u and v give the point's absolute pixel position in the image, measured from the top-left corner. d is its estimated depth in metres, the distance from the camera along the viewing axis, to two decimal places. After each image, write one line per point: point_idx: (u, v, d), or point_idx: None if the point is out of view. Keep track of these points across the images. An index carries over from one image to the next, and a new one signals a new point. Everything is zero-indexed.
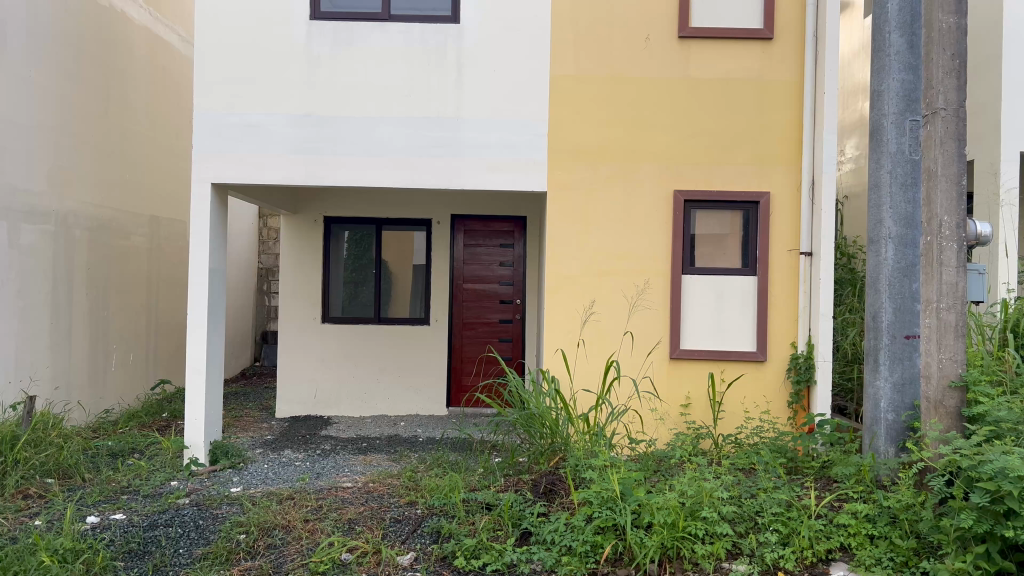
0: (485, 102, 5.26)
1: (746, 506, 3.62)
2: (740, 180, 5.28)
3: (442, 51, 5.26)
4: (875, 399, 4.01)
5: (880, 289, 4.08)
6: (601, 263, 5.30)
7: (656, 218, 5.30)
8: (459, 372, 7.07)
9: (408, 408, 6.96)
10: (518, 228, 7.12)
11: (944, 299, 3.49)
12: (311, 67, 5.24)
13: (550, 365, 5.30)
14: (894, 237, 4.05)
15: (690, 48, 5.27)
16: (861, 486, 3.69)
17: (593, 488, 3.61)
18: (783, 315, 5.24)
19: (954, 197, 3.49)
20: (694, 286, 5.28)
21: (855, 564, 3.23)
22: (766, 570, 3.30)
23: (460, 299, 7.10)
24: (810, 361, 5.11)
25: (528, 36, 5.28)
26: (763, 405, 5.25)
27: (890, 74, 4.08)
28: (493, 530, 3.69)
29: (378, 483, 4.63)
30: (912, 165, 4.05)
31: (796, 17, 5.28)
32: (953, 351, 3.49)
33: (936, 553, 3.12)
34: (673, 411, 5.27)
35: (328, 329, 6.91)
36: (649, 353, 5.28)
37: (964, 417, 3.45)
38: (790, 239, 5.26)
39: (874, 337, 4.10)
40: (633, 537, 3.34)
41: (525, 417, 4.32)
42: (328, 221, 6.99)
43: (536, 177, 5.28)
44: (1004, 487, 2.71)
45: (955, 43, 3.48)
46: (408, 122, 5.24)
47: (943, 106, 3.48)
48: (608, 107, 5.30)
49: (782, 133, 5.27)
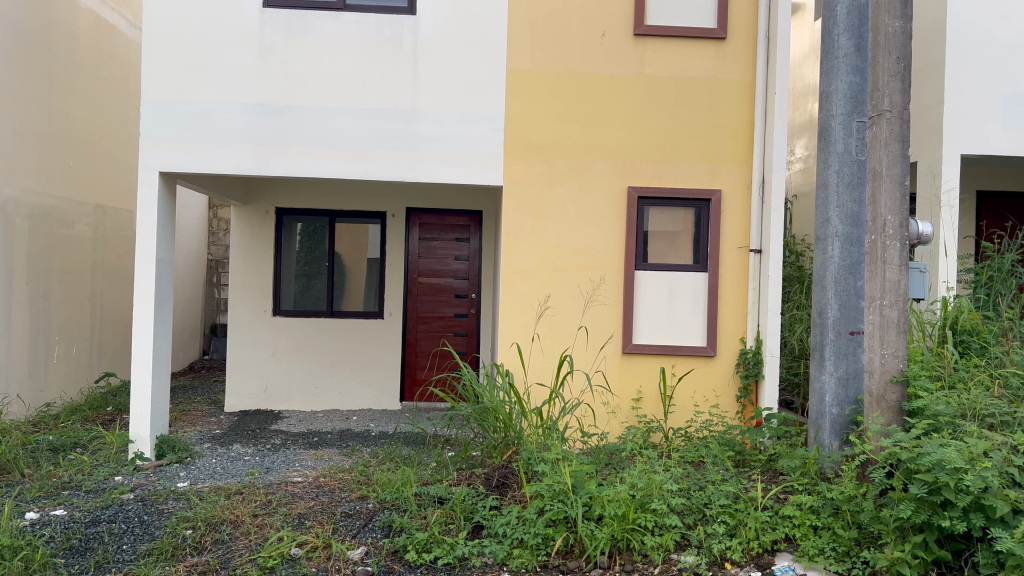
0: (441, 95, 5.23)
1: (695, 498, 3.68)
2: (692, 177, 5.36)
3: (398, 43, 5.22)
4: (821, 393, 4.10)
5: (826, 286, 4.17)
6: (557, 258, 5.32)
7: (611, 213, 5.35)
8: (413, 366, 7.08)
9: (361, 402, 6.89)
10: (474, 222, 7.11)
11: (887, 296, 3.60)
12: (264, 55, 5.15)
13: (505, 359, 5.29)
14: (841, 235, 4.14)
15: (645, 46, 5.32)
16: (806, 478, 3.79)
17: (545, 482, 3.64)
18: (732, 311, 5.34)
19: (897, 197, 3.60)
20: (647, 281, 5.35)
21: (798, 554, 3.33)
22: (713, 562, 3.36)
23: (415, 293, 7.08)
24: (758, 357, 5.20)
25: (486, 30, 5.27)
26: (713, 400, 5.33)
27: (839, 76, 4.15)
28: (445, 524, 3.68)
29: (329, 478, 4.58)
30: (858, 166, 4.13)
31: (749, 18, 5.36)
32: (894, 346, 3.60)
33: (876, 543, 3.23)
34: (625, 404, 5.32)
35: (279, 322, 6.82)
36: (602, 347, 5.32)
37: (905, 411, 3.56)
38: (740, 236, 5.36)
39: (820, 333, 4.19)
40: (584, 530, 3.39)
41: (479, 410, 4.32)
42: (279, 213, 6.89)
43: (491, 172, 5.27)
44: (941, 479, 2.82)
45: (900, 47, 3.58)
46: (363, 114, 5.18)
47: (889, 108, 3.58)
48: (565, 103, 5.32)
49: (733, 132, 5.37)
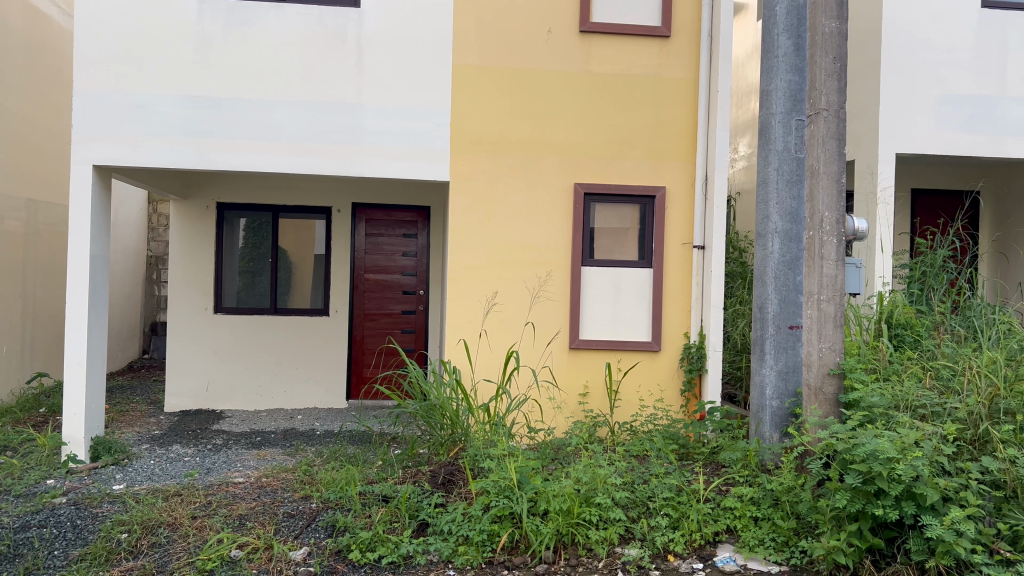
0: (386, 89, 5.17)
1: (639, 491, 3.73)
2: (637, 174, 5.40)
3: (341, 35, 5.14)
4: (761, 386, 4.17)
5: (766, 281, 4.24)
6: (504, 253, 5.31)
7: (557, 209, 5.36)
8: (359, 363, 7.00)
9: (306, 401, 6.79)
10: (421, 217, 7.08)
11: (824, 291, 3.68)
12: (202, 46, 5.03)
13: (452, 356, 5.26)
14: (780, 231, 4.21)
15: (591, 43, 5.34)
16: (747, 470, 3.87)
17: (490, 478, 3.62)
18: (676, 306, 5.41)
19: (834, 194, 3.68)
20: (593, 277, 5.38)
21: (739, 545, 3.39)
22: (657, 554, 3.40)
23: (362, 289, 6.98)
24: (702, 351, 5.28)
25: (432, 24, 5.23)
26: (658, 394, 5.39)
27: (779, 75, 4.23)
28: (390, 523, 3.64)
29: (272, 478, 4.50)
30: (797, 163, 4.22)
31: (692, 17, 5.42)
32: (832, 340, 3.70)
33: (813, 532, 3.31)
34: (571, 400, 5.33)
35: (221, 320, 6.67)
36: (549, 343, 5.34)
37: (841, 403, 3.65)
38: (684, 232, 5.42)
39: (761, 327, 4.26)
40: (529, 525, 3.40)
41: (426, 407, 4.28)
42: (220, 208, 6.75)
43: (438, 167, 5.24)
44: (874, 469, 2.89)
45: (836, 47, 3.67)
46: (307, 108, 5.10)
47: (826, 107, 3.66)
48: (511, 99, 5.32)
49: (678, 129, 5.43)
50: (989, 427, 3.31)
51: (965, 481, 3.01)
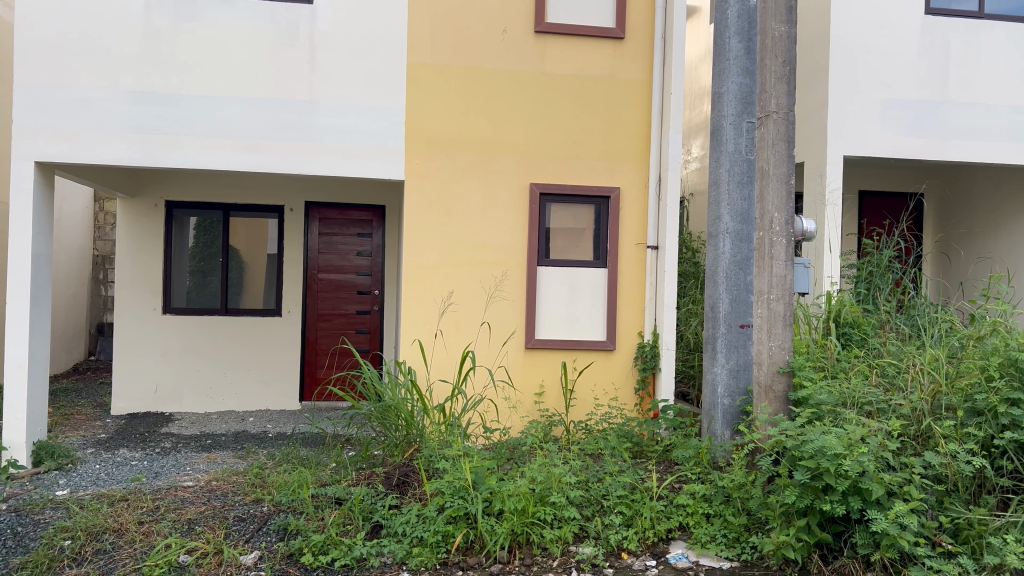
0: (339, 87, 5.12)
1: (593, 489, 3.75)
2: (592, 175, 5.43)
3: (294, 32, 5.08)
4: (713, 384, 4.23)
5: (718, 281, 4.30)
6: (459, 253, 5.30)
7: (512, 209, 5.36)
8: (312, 364, 6.91)
9: (258, 403, 6.68)
10: (376, 216, 7.02)
11: (774, 290, 3.75)
12: (150, 41, 4.92)
13: (407, 356, 5.23)
14: (731, 232, 4.27)
15: (546, 43, 5.36)
16: (699, 467, 3.92)
17: (445, 479, 3.60)
18: (631, 306, 5.45)
19: (783, 195, 3.75)
20: (549, 277, 5.39)
21: (691, 542, 3.44)
22: (611, 552, 3.42)
23: (315, 290, 6.90)
24: (655, 350, 5.34)
25: (386, 22, 5.19)
26: (612, 392, 5.43)
27: (730, 77, 4.29)
28: (343, 525, 3.60)
29: (222, 481, 4.42)
30: (747, 165, 4.28)
31: (645, 19, 5.47)
32: (781, 339, 3.76)
33: (763, 528, 3.37)
34: (527, 399, 5.34)
35: (169, 321, 6.53)
36: (504, 343, 5.34)
37: (790, 400, 3.72)
38: (638, 233, 5.47)
39: (712, 326, 4.32)
40: (484, 526, 3.39)
41: (380, 409, 4.20)
42: (169, 206, 6.61)
43: (392, 166, 5.19)
44: (823, 465, 2.95)
45: (786, 51, 3.74)
46: (258, 105, 5.02)
47: (776, 109, 3.73)
48: (466, 98, 5.30)
49: (632, 130, 5.47)
50: (932, 422, 3.40)
51: (909, 475, 3.09)
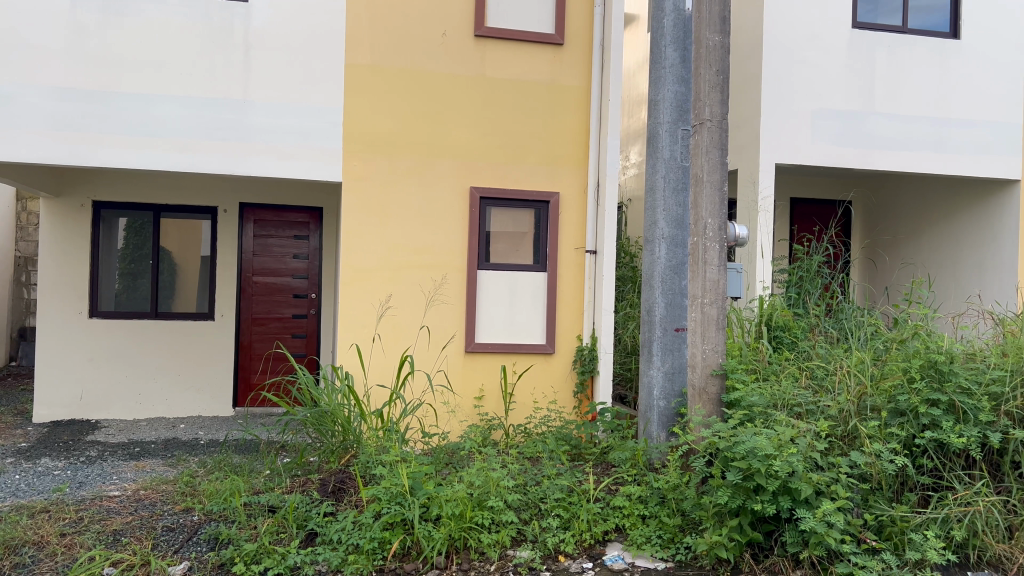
0: (275, 87, 5.03)
1: (531, 493, 3.75)
2: (531, 179, 5.46)
3: (228, 30, 4.97)
4: (649, 387, 4.28)
5: (654, 285, 4.37)
6: (398, 256, 5.26)
7: (452, 213, 5.34)
8: (246, 370, 6.77)
9: (189, 409, 6.50)
10: (313, 218, 6.91)
11: (707, 294, 3.82)
12: (76, 35, 4.76)
13: (344, 360, 5.17)
14: (667, 237, 4.34)
15: (486, 48, 5.36)
16: (635, 469, 3.97)
17: (382, 485, 3.54)
18: (570, 310, 5.49)
19: (716, 201, 3.83)
20: (489, 281, 5.39)
21: (627, 543, 3.47)
22: (548, 555, 3.44)
23: (250, 293, 6.77)
24: (594, 353, 5.37)
25: (323, 21, 5.12)
26: (551, 396, 5.45)
27: (666, 85, 4.37)
28: (276, 533, 3.53)
29: (151, 490, 4.28)
30: (683, 171, 4.36)
31: (584, 26, 5.53)
32: (714, 342, 3.83)
33: (697, 528, 3.43)
34: (466, 403, 5.33)
35: (96, 324, 6.31)
36: (443, 347, 5.31)
37: (723, 403, 3.80)
38: (577, 237, 5.51)
39: (648, 329, 4.38)
40: (421, 532, 3.36)
41: (316, 415, 4.15)
42: (97, 207, 6.39)
43: (330, 168, 5.13)
44: (754, 466, 3.02)
45: (719, 60, 3.83)
46: (190, 103, 4.89)
47: (710, 117, 3.81)
48: (405, 100, 5.27)
49: (571, 136, 5.52)
50: (857, 423, 3.50)
51: (836, 475, 3.18)
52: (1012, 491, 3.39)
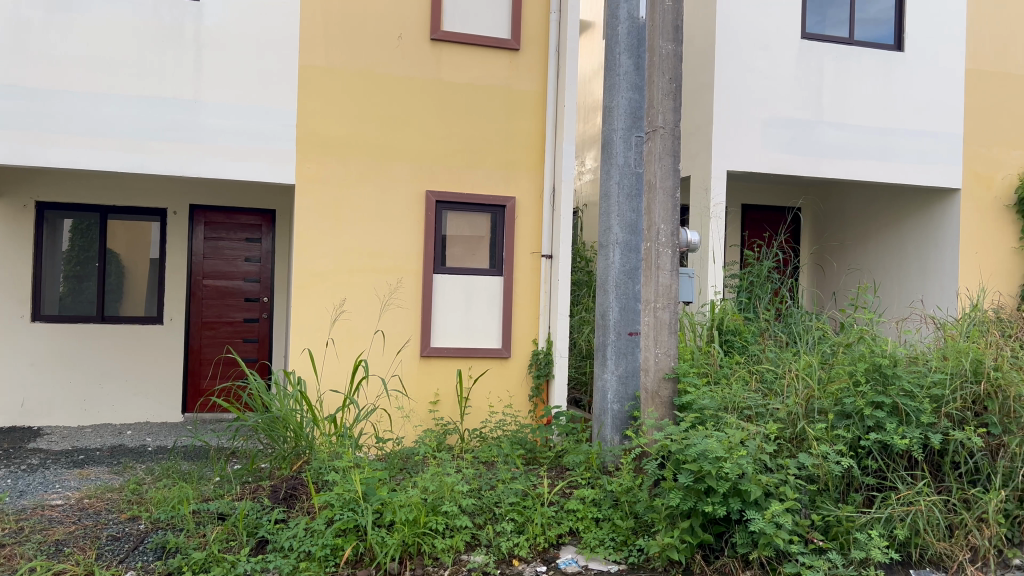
0: (227, 88, 4.96)
1: (485, 497, 3.75)
2: (487, 183, 5.46)
3: (179, 29, 4.88)
4: (604, 391, 4.31)
5: (608, 290, 4.40)
6: (352, 260, 5.22)
7: (407, 216, 5.32)
8: (196, 375, 6.64)
9: (136, 416, 6.35)
10: (266, 221, 6.82)
11: (660, 299, 3.87)
12: (19, 31, 4.62)
13: (296, 365, 5.10)
14: (621, 242, 4.38)
15: (441, 51, 5.36)
16: (589, 472, 4.01)
17: (335, 490, 3.52)
18: (525, 314, 5.51)
19: (669, 207, 3.88)
20: (444, 285, 5.38)
21: (581, 546, 3.49)
22: (502, 560, 3.43)
23: (200, 296, 6.65)
24: (549, 357, 5.42)
25: (277, 22, 5.06)
26: (507, 400, 5.46)
27: (620, 92, 4.41)
28: (226, 541, 3.47)
29: (95, 498, 4.17)
30: (636, 177, 4.41)
31: (540, 32, 5.56)
32: (667, 346, 3.89)
33: (649, 531, 3.46)
34: (420, 408, 5.30)
35: (39, 329, 6.12)
36: (398, 352, 5.29)
37: (675, 406, 3.84)
38: (533, 241, 5.53)
39: (602, 334, 4.42)
40: (374, 538, 3.34)
41: (267, 420, 4.10)
42: (40, 207, 6.21)
43: (283, 170, 5.07)
44: (705, 468, 3.06)
45: (672, 69, 3.89)
46: (139, 104, 4.79)
47: (662, 124, 3.86)
48: (360, 103, 5.24)
49: (526, 141, 5.54)
50: (805, 425, 3.57)
51: (784, 476, 3.25)
52: (952, 490, 3.51)
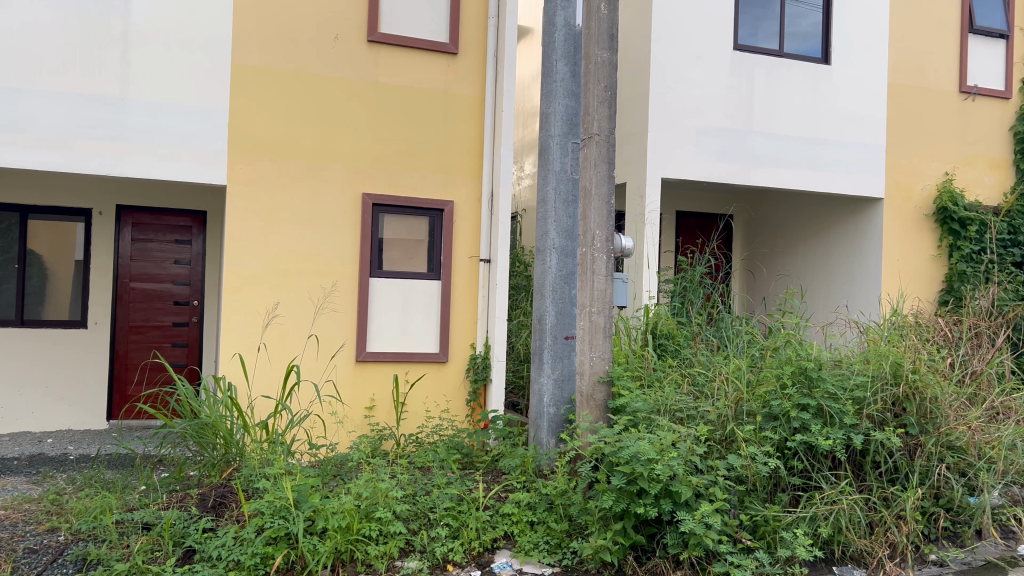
0: (156, 85, 4.83)
1: (420, 503, 3.73)
2: (425, 187, 5.44)
3: (105, 24, 4.74)
4: (540, 394, 4.34)
5: (545, 294, 4.43)
6: (286, 263, 5.13)
7: (343, 219, 5.26)
8: (122, 381, 6.41)
9: (58, 423, 6.11)
10: (196, 223, 6.64)
11: (595, 303, 3.91)
12: None
13: (227, 371, 4.98)
14: (557, 247, 4.42)
15: (378, 54, 5.32)
16: (524, 476, 4.03)
17: (265, 498, 3.46)
18: (463, 318, 5.51)
19: (604, 214, 3.93)
20: (381, 289, 5.33)
21: (515, 550, 3.51)
22: (436, 565, 3.42)
23: (126, 300, 6.43)
24: (487, 361, 5.41)
25: (208, 19, 4.96)
26: (443, 404, 5.44)
27: (557, 99, 4.45)
28: (150, 552, 3.37)
29: (12, 510, 3.99)
30: (572, 183, 4.46)
31: (478, 37, 5.57)
32: (601, 350, 3.92)
33: (583, 533, 3.50)
34: (355, 413, 5.25)
35: None
36: (332, 356, 5.22)
37: (609, 409, 3.89)
38: (471, 246, 5.53)
39: (539, 338, 4.44)
40: (306, 545, 3.29)
41: (195, 427, 3.98)
42: None
43: (214, 171, 4.96)
44: (637, 470, 3.11)
45: (607, 77, 3.94)
46: (62, 100, 4.63)
47: (598, 131, 3.92)
48: (295, 104, 5.16)
49: (464, 146, 5.54)
50: (734, 427, 3.66)
51: (713, 477, 3.32)
52: (873, 489, 3.64)
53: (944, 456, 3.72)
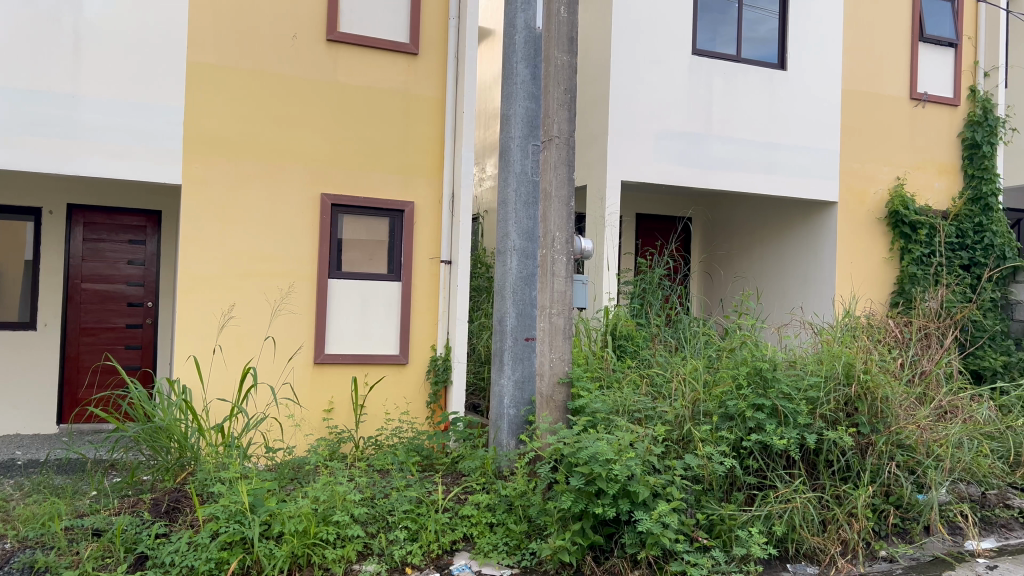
0: (109, 82, 4.73)
1: (378, 506, 3.71)
2: (385, 188, 5.41)
3: (56, 18, 4.63)
4: (500, 396, 4.34)
5: (505, 295, 4.43)
6: (243, 264, 5.06)
7: (301, 220, 5.21)
8: (72, 383, 6.25)
9: (5, 427, 5.95)
10: (151, 222, 6.51)
11: (555, 305, 3.93)
12: None
13: (181, 373, 4.90)
14: (518, 249, 4.42)
15: (338, 53, 5.28)
16: (484, 478, 4.04)
17: (220, 502, 3.41)
18: (423, 319, 5.49)
19: (564, 216, 3.95)
20: (340, 290, 5.28)
21: (475, 551, 3.50)
22: (394, 568, 3.41)
23: (77, 301, 6.28)
24: (447, 363, 5.43)
25: (163, 16, 4.87)
26: (403, 406, 5.41)
27: (517, 101, 4.46)
28: (101, 559, 3.30)
29: None
30: (533, 185, 4.47)
31: (438, 38, 5.56)
32: (561, 351, 3.93)
33: (542, 534, 3.52)
34: (313, 416, 5.20)
35: None
36: (290, 358, 5.16)
37: (569, 409, 3.90)
38: (431, 247, 5.52)
39: (499, 339, 4.44)
40: (262, 550, 3.25)
41: (149, 431, 3.92)
42: None
43: (169, 170, 4.88)
44: (596, 470, 3.13)
45: (567, 80, 3.96)
46: (10, 95, 4.51)
47: (557, 134, 3.93)
48: (253, 103, 5.10)
49: (425, 147, 5.52)
50: (691, 427, 3.71)
51: (670, 477, 3.36)
52: (826, 487, 3.72)
53: (894, 454, 3.82)
